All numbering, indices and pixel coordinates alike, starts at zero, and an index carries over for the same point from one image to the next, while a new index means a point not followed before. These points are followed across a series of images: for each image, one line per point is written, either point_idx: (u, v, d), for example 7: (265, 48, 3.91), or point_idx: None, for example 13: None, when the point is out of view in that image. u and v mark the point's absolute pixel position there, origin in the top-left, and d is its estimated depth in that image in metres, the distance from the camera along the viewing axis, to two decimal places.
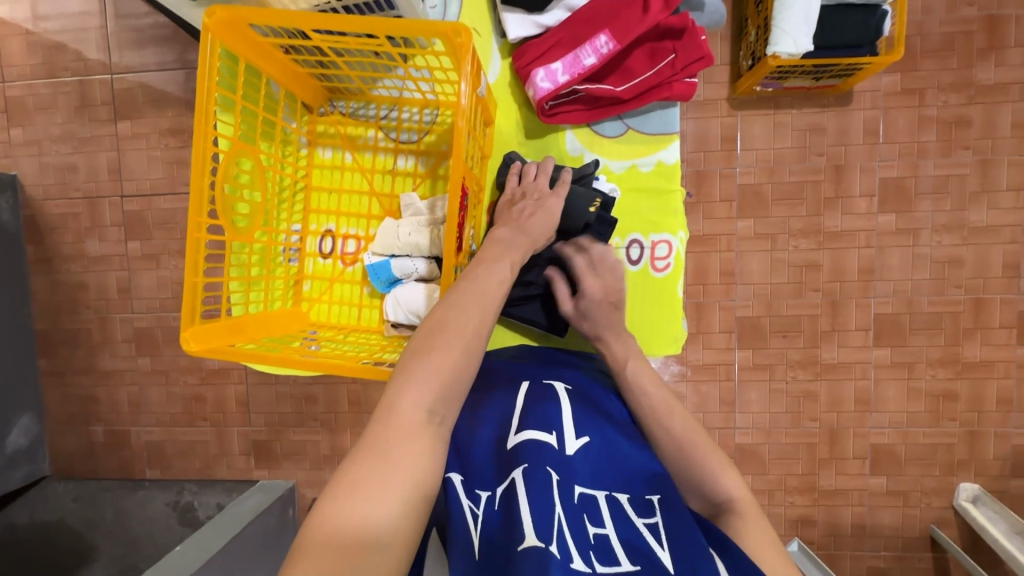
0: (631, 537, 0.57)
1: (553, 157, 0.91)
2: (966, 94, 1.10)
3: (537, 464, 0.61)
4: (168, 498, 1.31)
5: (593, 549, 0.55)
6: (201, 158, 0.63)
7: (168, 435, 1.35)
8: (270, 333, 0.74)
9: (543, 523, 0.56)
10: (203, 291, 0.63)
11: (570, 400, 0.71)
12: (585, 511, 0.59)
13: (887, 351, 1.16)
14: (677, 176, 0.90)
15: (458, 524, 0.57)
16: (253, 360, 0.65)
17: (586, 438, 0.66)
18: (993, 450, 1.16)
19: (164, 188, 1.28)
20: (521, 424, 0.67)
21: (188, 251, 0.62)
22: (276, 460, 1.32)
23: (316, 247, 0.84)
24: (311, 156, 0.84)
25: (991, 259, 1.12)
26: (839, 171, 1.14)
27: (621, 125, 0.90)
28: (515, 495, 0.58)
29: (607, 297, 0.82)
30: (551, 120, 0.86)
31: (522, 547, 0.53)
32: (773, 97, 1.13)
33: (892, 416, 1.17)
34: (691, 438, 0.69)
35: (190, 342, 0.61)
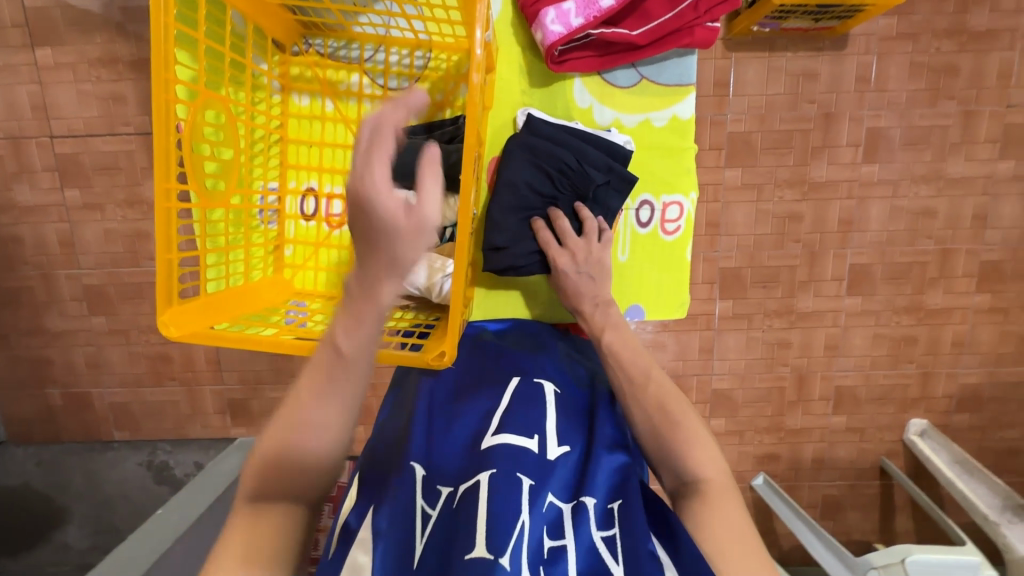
0: (586, 544, 0.61)
1: (561, 109, 0.85)
2: (958, 41, 1.08)
3: (505, 470, 0.64)
4: (141, 458, 1.31)
5: (545, 564, 0.59)
6: (163, 113, 0.55)
7: (135, 396, 1.28)
8: (256, 311, 0.67)
9: (500, 534, 0.59)
10: (179, 268, 0.57)
11: (557, 406, 0.74)
12: (547, 523, 0.62)
13: (858, 300, 1.20)
14: (690, 133, 0.86)
15: (400, 518, 0.63)
16: (239, 344, 0.58)
17: (567, 447, 0.70)
18: (943, 389, 1.25)
19: (101, 129, 1.13)
20: (501, 427, 0.69)
21: (158, 222, 0.55)
22: (253, 418, 1.29)
23: (297, 208, 0.76)
24: (285, 103, 0.75)
25: (962, 210, 1.16)
26: (829, 119, 1.12)
27: (634, 73, 0.84)
28: (477, 498, 0.62)
29: (582, 268, 0.79)
30: (560, 68, 0.79)
31: (470, 556, 0.57)
32: (769, 38, 1.08)
33: (857, 360, 1.24)
34: (666, 422, 0.70)
35: (169, 327, 0.55)
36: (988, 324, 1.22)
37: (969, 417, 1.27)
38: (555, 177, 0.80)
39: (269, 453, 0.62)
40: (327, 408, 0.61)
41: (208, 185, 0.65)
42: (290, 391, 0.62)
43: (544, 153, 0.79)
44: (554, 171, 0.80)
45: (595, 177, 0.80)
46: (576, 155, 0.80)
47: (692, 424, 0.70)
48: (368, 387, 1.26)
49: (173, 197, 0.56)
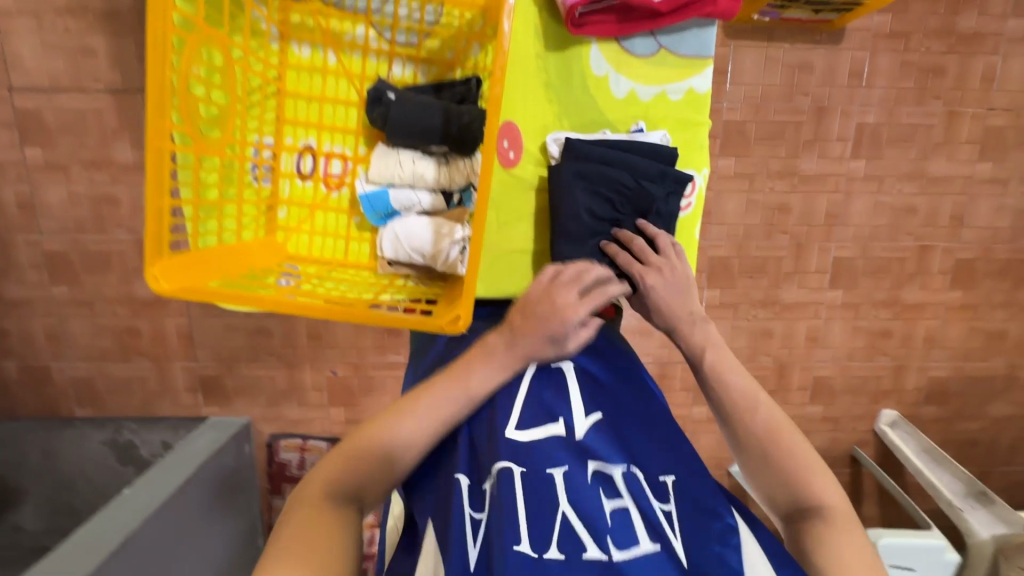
0: (649, 514, 0.59)
1: (577, 78, 0.74)
2: (947, 42, 1.11)
3: (539, 469, 0.59)
4: (104, 437, 1.21)
5: (611, 533, 0.57)
6: (160, 45, 0.50)
7: (99, 370, 1.21)
8: (249, 270, 0.63)
9: (543, 528, 0.56)
10: (172, 215, 0.52)
11: (579, 382, 0.66)
12: (599, 488, 0.60)
13: (840, 293, 1.23)
14: (705, 108, 0.77)
15: (458, 533, 0.57)
16: (234, 302, 0.53)
17: (597, 415, 0.64)
18: (913, 382, 1.30)
19: (67, 84, 1.06)
20: (522, 419, 0.62)
21: (149, 163, 0.51)
22: (228, 396, 1.24)
23: (293, 167, 0.71)
24: (285, 53, 0.69)
25: (941, 209, 1.19)
26: (821, 113, 1.13)
27: (653, 42, 0.75)
28: (516, 501, 0.57)
29: (676, 285, 0.69)
30: (579, 31, 0.70)
31: (517, 549, 0.54)
32: (768, 28, 1.08)
33: (835, 352, 1.27)
34: (779, 448, 0.63)
35: (160, 280, 0.51)
36: (959, 320, 1.26)
37: (937, 409, 1.32)
38: (613, 200, 0.72)
39: (349, 454, 0.59)
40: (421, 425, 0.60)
41: (202, 131, 0.61)
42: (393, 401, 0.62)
43: (596, 176, 0.71)
44: (611, 194, 0.72)
45: (655, 189, 0.72)
46: (630, 172, 0.72)
47: (802, 444, 0.64)
48: (350, 366, 1.23)
49: (167, 137, 0.52)
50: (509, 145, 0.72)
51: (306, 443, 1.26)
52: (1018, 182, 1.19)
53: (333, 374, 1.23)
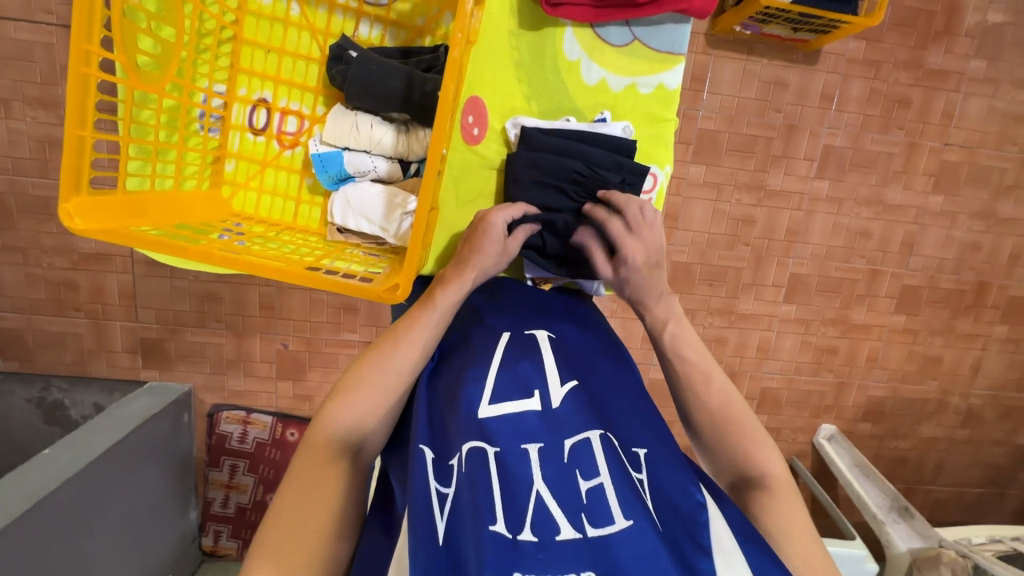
0: (625, 489, 0.53)
1: (548, 57, 0.73)
2: (914, 75, 1.15)
3: (511, 446, 0.55)
4: (30, 395, 1.17)
5: (585, 512, 0.52)
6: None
7: (29, 324, 1.14)
8: (186, 219, 0.60)
9: (517, 506, 0.52)
10: (94, 149, 0.49)
11: (555, 354, 0.64)
12: (576, 467, 0.55)
13: (793, 308, 1.27)
14: (674, 105, 0.77)
15: (420, 503, 0.52)
16: (160, 249, 0.51)
17: (573, 384, 0.62)
18: (854, 399, 1.35)
19: (14, 12, 0.98)
20: (497, 392, 0.59)
21: (71, 90, 0.47)
22: (169, 361, 1.18)
23: (245, 119, 0.68)
24: None
25: (894, 235, 1.24)
26: (792, 131, 1.15)
27: (627, 32, 0.74)
28: (489, 474, 0.53)
29: (651, 262, 0.67)
30: (553, 12, 0.69)
31: (493, 529, 0.50)
32: (749, 41, 1.10)
33: (783, 364, 1.31)
34: (732, 419, 0.64)
35: (75, 218, 0.47)
36: (900, 343, 1.32)
37: (872, 426, 1.38)
38: (568, 189, 0.71)
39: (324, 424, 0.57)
40: (394, 374, 0.59)
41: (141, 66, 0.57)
42: (361, 358, 0.61)
43: (549, 165, 0.70)
44: (565, 183, 0.71)
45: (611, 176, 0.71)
46: (585, 160, 0.71)
47: (751, 419, 0.65)
48: (302, 341, 1.19)
49: (94, 63, 0.47)
50: (473, 119, 0.71)
51: (249, 416, 1.22)
52: (966, 217, 1.25)
53: (283, 347, 1.19)
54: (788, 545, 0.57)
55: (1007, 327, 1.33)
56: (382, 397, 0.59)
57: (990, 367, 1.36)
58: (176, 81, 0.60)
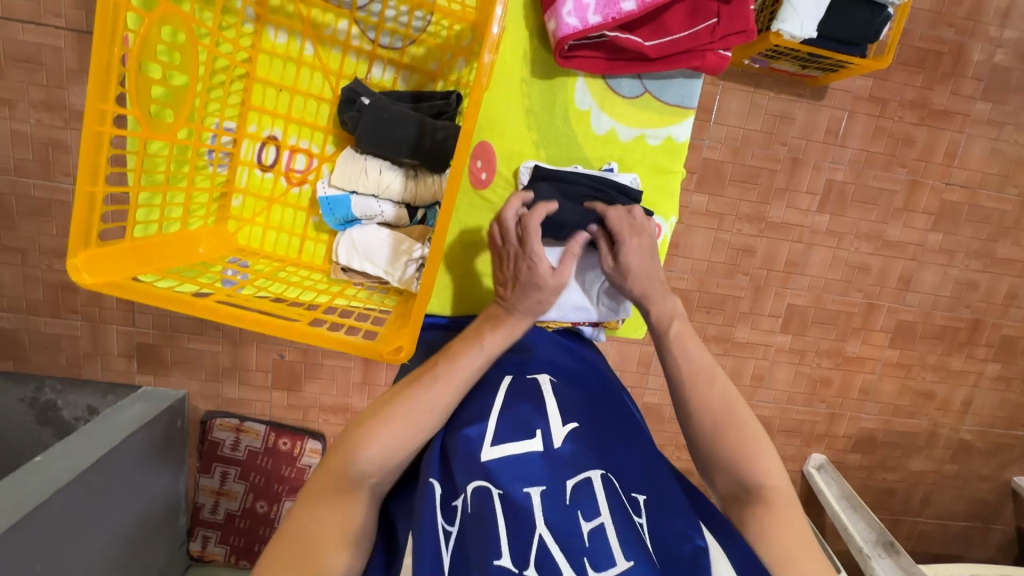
0: (626, 529, 0.54)
1: (558, 106, 0.73)
2: (919, 114, 1.16)
3: (514, 488, 0.56)
4: (23, 395, 1.16)
5: (588, 555, 0.52)
6: (109, 20, 0.45)
7: (24, 324, 1.13)
8: (186, 263, 0.59)
9: (522, 544, 0.52)
10: (105, 204, 0.48)
11: (556, 396, 0.65)
12: (578, 509, 0.55)
13: (788, 337, 1.28)
14: (681, 157, 0.78)
15: (427, 540, 0.52)
16: (165, 303, 0.50)
17: (573, 426, 0.62)
18: (845, 429, 1.36)
19: (24, 15, 0.97)
20: (499, 433, 0.60)
21: (84, 147, 0.46)
22: (165, 367, 1.18)
23: (254, 156, 0.68)
24: (258, 37, 0.65)
25: (892, 271, 1.25)
26: (795, 164, 1.16)
27: (639, 85, 0.75)
28: (494, 513, 0.54)
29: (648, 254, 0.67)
30: (566, 64, 0.68)
31: (499, 563, 0.50)
32: (757, 74, 1.10)
33: (777, 394, 1.31)
34: (729, 419, 0.64)
35: (83, 273, 0.46)
36: (893, 377, 1.33)
37: (862, 457, 1.39)
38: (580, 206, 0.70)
39: (349, 445, 0.56)
40: (428, 409, 0.58)
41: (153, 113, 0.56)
42: (397, 388, 0.60)
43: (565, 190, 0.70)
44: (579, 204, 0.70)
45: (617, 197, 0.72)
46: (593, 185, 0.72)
47: (753, 425, 0.64)
48: (299, 351, 1.19)
49: (109, 121, 0.47)
50: (481, 164, 0.73)
51: (242, 424, 1.22)
52: (964, 255, 1.26)
53: (280, 357, 1.19)
54: (787, 564, 0.57)
55: (999, 365, 1.35)
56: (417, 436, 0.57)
57: (981, 404, 1.37)
58: (188, 126, 0.59)
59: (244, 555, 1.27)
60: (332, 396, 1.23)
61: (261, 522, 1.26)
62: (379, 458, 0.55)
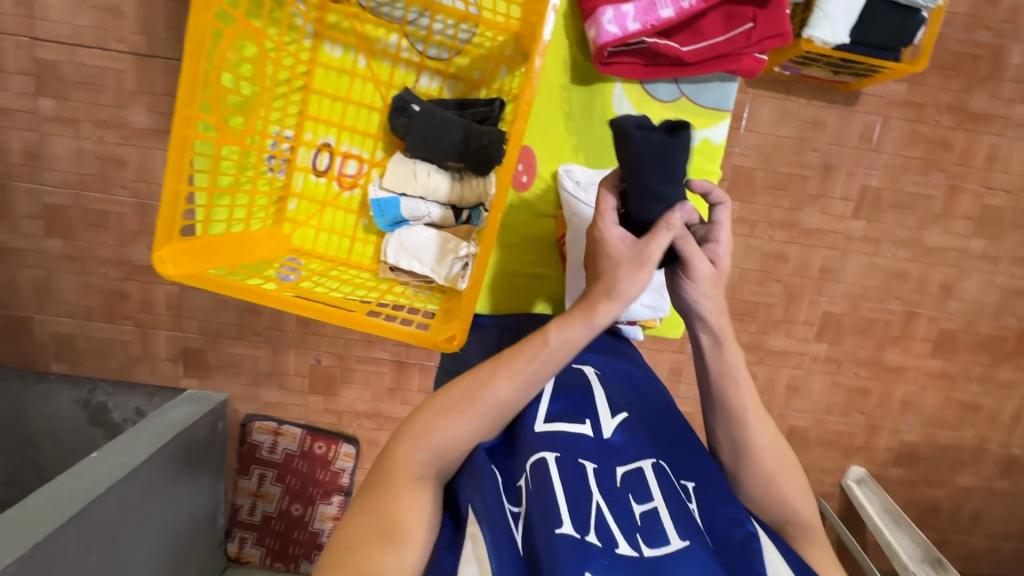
0: (680, 512, 0.56)
1: (597, 111, 0.75)
2: (957, 118, 1.14)
3: (569, 457, 0.57)
4: (77, 397, 1.22)
5: (641, 532, 0.54)
6: (197, 33, 0.49)
7: (81, 329, 1.20)
8: (252, 259, 0.63)
9: (582, 513, 0.53)
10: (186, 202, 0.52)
11: (602, 385, 0.66)
12: (629, 492, 0.57)
13: (824, 346, 1.25)
14: (717, 159, 0.79)
15: (495, 511, 0.53)
16: (234, 293, 0.53)
17: (622, 416, 0.63)
18: (885, 442, 1.32)
19: (92, 40, 1.05)
20: (551, 413, 0.62)
21: (171, 149, 0.50)
22: (208, 371, 1.23)
23: (309, 161, 0.72)
24: (316, 51, 0.69)
25: (932, 278, 1.22)
26: (828, 171, 1.15)
27: (675, 89, 0.76)
28: (551, 481, 0.55)
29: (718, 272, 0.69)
30: (605, 70, 0.70)
31: (560, 530, 0.51)
32: (787, 81, 1.10)
33: (813, 404, 1.29)
34: (773, 454, 0.64)
35: (167, 264, 0.50)
36: (935, 388, 1.29)
37: (905, 471, 1.34)
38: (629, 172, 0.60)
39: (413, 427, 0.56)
40: (487, 401, 0.57)
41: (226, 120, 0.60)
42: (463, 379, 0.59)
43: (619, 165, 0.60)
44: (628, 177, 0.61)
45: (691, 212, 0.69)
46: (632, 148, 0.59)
47: (794, 463, 0.66)
48: (335, 356, 1.23)
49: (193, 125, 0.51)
50: (523, 168, 0.75)
51: (280, 427, 1.25)
52: (1008, 262, 1.22)
53: (317, 362, 1.23)
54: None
55: None
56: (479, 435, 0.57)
57: None
58: (254, 132, 0.63)
59: (280, 557, 1.30)
60: (366, 401, 1.26)
61: (297, 524, 1.28)
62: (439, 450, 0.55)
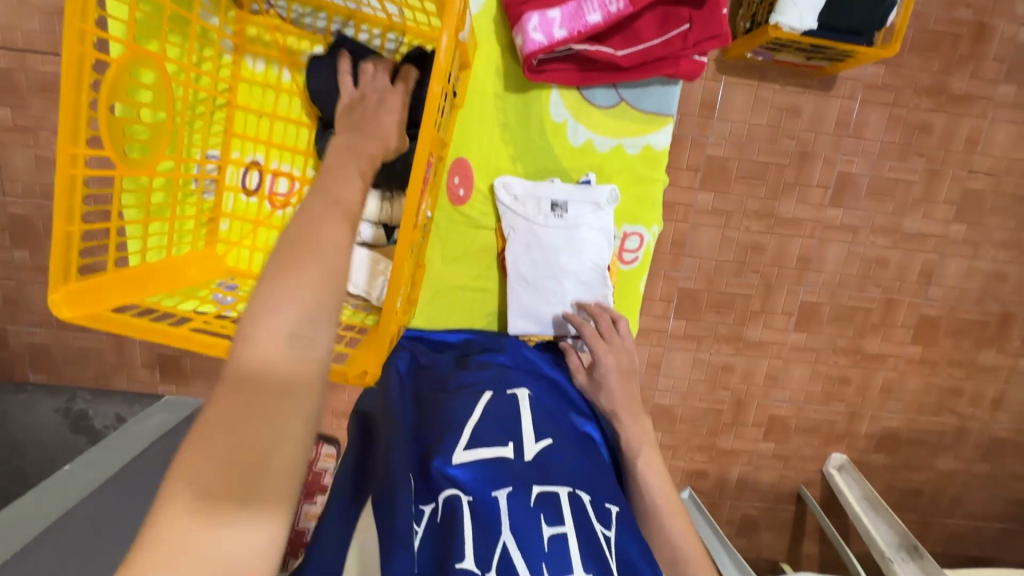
0: (586, 537, 0.54)
1: (534, 119, 0.73)
2: (936, 100, 1.11)
3: (483, 492, 0.54)
4: (57, 406, 1.19)
5: (547, 561, 0.51)
6: (72, 67, 0.46)
7: (56, 338, 1.20)
8: (176, 286, 0.62)
9: (488, 543, 0.51)
10: (81, 243, 0.50)
11: (532, 411, 0.63)
12: (541, 511, 0.54)
13: (803, 336, 1.24)
14: (662, 165, 0.77)
15: (401, 523, 0.51)
16: (136, 331, 0.51)
17: (547, 441, 0.61)
18: (866, 429, 1.32)
19: (43, 46, 1.03)
20: (474, 437, 0.58)
21: (58, 190, 0.48)
22: (184, 376, 1.24)
23: (238, 181, 0.72)
24: (237, 66, 0.69)
25: (912, 264, 1.20)
26: (804, 158, 1.13)
27: (614, 94, 0.74)
28: (459, 522, 0.52)
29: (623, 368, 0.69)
30: (536, 78, 0.68)
31: (460, 566, 0.49)
32: (761, 67, 1.07)
33: (792, 393, 1.28)
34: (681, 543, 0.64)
35: (61, 307, 0.49)
36: (916, 374, 1.28)
37: (885, 457, 1.34)
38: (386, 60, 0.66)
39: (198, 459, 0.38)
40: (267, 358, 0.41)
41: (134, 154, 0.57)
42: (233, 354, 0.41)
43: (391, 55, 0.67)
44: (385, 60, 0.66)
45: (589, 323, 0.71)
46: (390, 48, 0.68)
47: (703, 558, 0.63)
48: None
49: (81, 163, 0.49)
50: (459, 180, 0.73)
51: None
52: (990, 246, 1.20)
53: None
54: None
55: None
56: (274, 410, 0.40)
57: (1014, 401, 1.31)
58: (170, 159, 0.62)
59: None
60: (342, 402, 1.26)
61: None
62: (231, 447, 0.38)
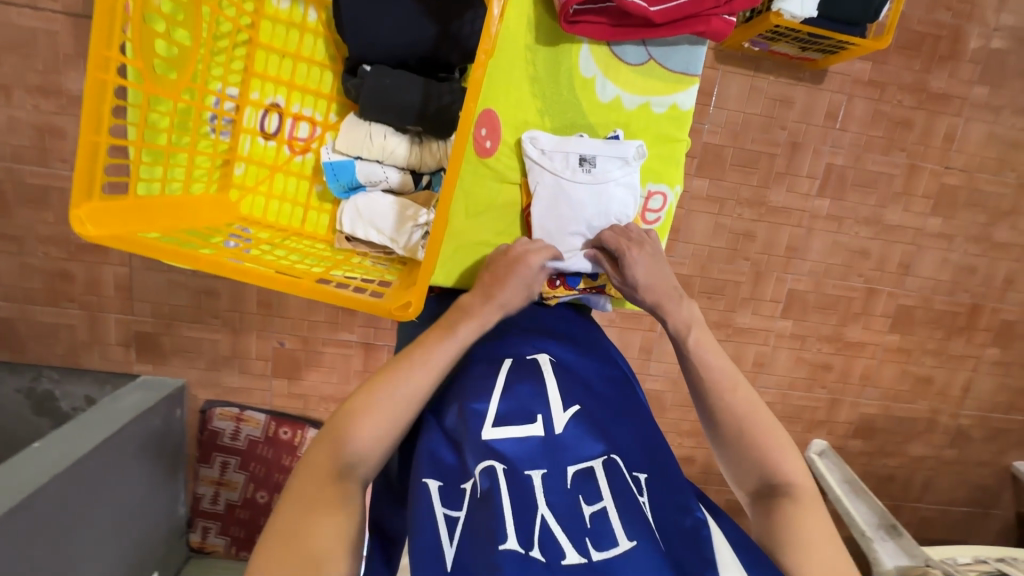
0: (625, 505, 0.52)
1: (563, 74, 0.73)
2: (918, 98, 1.16)
3: (518, 469, 0.54)
4: (19, 385, 1.15)
5: (589, 535, 0.50)
6: None
7: (21, 313, 1.12)
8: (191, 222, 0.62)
9: (526, 524, 0.50)
10: (106, 154, 0.50)
11: (556, 378, 0.62)
12: (579, 492, 0.53)
13: (789, 323, 1.28)
14: (686, 125, 0.78)
15: (423, 535, 0.50)
16: (162, 254, 0.52)
17: (575, 408, 0.59)
18: (845, 415, 1.37)
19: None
20: (501, 415, 0.58)
21: (88, 95, 0.48)
22: (163, 356, 1.18)
23: (256, 123, 0.71)
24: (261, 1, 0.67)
25: (891, 255, 1.25)
26: (795, 149, 1.16)
27: (643, 52, 0.75)
28: (495, 493, 0.51)
29: (651, 258, 0.70)
30: (570, 29, 0.69)
31: (503, 548, 0.48)
32: (756, 58, 1.10)
33: (778, 379, 1.32)
34: (749, 415, 0.61)
35: (87, 224, 0.48)
36: (893, 362, 1.34)
37: (862, 443, 1.39)
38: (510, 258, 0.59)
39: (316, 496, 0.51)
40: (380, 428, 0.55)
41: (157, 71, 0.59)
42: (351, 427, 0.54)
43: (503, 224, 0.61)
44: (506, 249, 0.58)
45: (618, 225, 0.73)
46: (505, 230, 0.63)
47: (775, 427, 0.61)
48: (299, 339, 1.19)
49: (111, 70, 0.49)
50: (486, 133, 0.72)
51: (243, 413, 1.21)
52: (962, 240, 1.26)
53: (280, 345, 1.19)
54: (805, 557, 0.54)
55: (998, 350, 1.35)
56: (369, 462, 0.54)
57: (980, 389, 1.38)
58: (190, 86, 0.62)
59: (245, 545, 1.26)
60: (332, 385, 1.22)
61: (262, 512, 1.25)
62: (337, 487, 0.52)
